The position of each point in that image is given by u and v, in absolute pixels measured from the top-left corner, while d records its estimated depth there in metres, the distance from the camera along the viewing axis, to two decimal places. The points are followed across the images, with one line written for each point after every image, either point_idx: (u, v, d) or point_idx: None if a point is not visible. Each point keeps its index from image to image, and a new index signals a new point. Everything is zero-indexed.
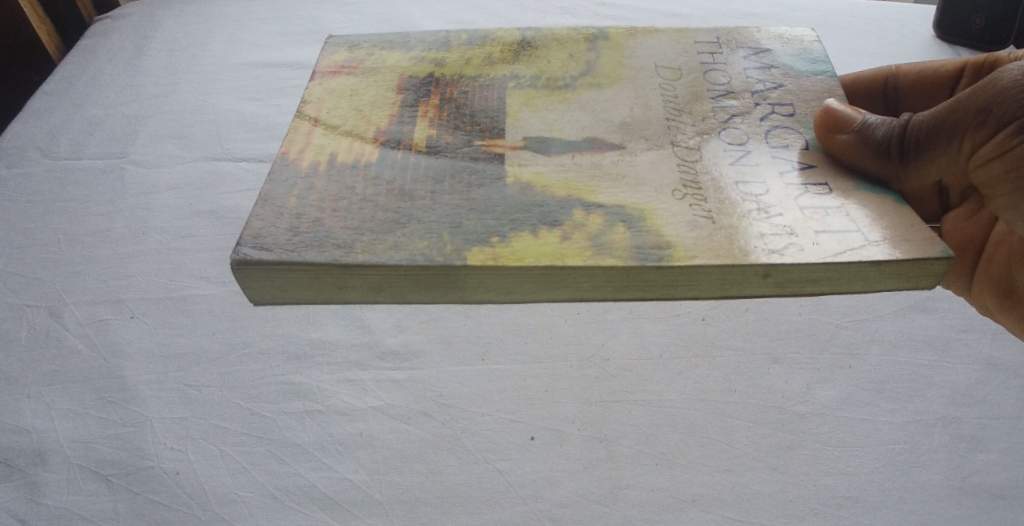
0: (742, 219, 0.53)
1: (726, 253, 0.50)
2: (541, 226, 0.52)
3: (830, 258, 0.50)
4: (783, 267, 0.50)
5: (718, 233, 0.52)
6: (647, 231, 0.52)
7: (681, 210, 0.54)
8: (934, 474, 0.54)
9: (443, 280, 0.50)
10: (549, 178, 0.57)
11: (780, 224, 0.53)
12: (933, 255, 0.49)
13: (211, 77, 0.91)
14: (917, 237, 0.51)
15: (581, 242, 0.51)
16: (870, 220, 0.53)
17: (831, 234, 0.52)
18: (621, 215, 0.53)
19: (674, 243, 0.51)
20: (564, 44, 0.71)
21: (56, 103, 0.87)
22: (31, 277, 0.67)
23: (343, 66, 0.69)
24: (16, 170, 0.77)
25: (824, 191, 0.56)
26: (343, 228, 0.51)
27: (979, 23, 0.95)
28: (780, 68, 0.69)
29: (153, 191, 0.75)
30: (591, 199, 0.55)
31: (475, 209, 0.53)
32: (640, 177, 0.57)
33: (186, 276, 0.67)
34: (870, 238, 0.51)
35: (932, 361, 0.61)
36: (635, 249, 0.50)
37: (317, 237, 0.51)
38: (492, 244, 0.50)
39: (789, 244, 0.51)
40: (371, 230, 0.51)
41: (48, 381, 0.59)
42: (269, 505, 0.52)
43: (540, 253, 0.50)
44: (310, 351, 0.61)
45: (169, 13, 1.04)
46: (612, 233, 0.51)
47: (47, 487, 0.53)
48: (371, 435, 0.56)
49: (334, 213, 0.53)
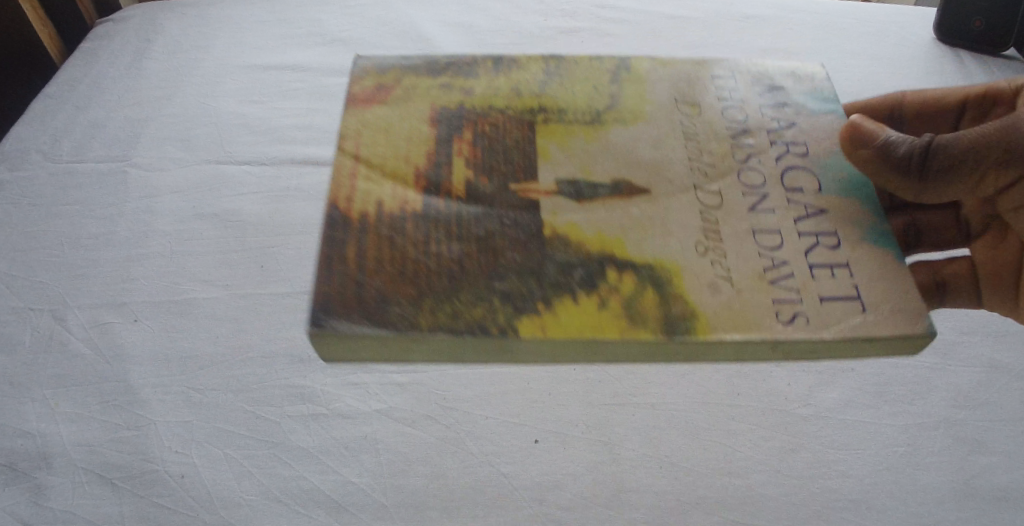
0: (753, 281, 0.51)
1: (763, 332, 0.48)
2: (549, 288, 0.50)
3: (832, 334, 0.48)
4: (789, 340, 0.48)
5: (756, 304, 0.50)
6: (662, 296, 0.50)
7: (710, 278, 0.52)
8: (936, 476, 0.54)
9: (449, 346, 0.48)
10: (556, 232, 0.55)
11: (787, 286, 0.51)
12: (911, 332, 0.48)
13: (213, 80, 0.91)
14: (909, 306, 0.50)
15: (595, 311, 0.49)
16: (871, 284, 0.52)
17: (831, 306, 0.50)
18: (645, 280, 0.51)
19: (686, 312, 0.49)
20: (586, 75, 0.69)
21: (59, 105, 0.87)
22: (35, 281, 0.67)
23: (372, 94, 0.65)
24: (19, 173, 0.77)
25: (831, 243, 0.54)
26: (350, 278, 0.49)
27: (979, 25, 0.96)
28: (794, 107, 0.67)
29: (156, 195, 0.75)
30: (605, 259, 0.53)
31: (481, 261, 0.51)
32: (654, 230, 0.55)
33: (189, 280, 0.67)
34: (868, 307, 0.50)
35: (934, 364, 0.61)
36: (646, 317, 0.48)
37: (322, 289, 0.48)
38: (496, 311, 0.48)
39: (794, 314, 0.50)
40: (379, 288, 0.49)
41: (52, 385, 0.59)
42: (274, 509, 0.52)
43: (548, 324, 0.48)
44: (314, 354, 0.61)
45: (171, 15, 1.04)
46: (627, 299, 0.50)
47: (53, 490, 0.53)
48: (376, 439, 0.56)
49: (342, 261, 0.50)
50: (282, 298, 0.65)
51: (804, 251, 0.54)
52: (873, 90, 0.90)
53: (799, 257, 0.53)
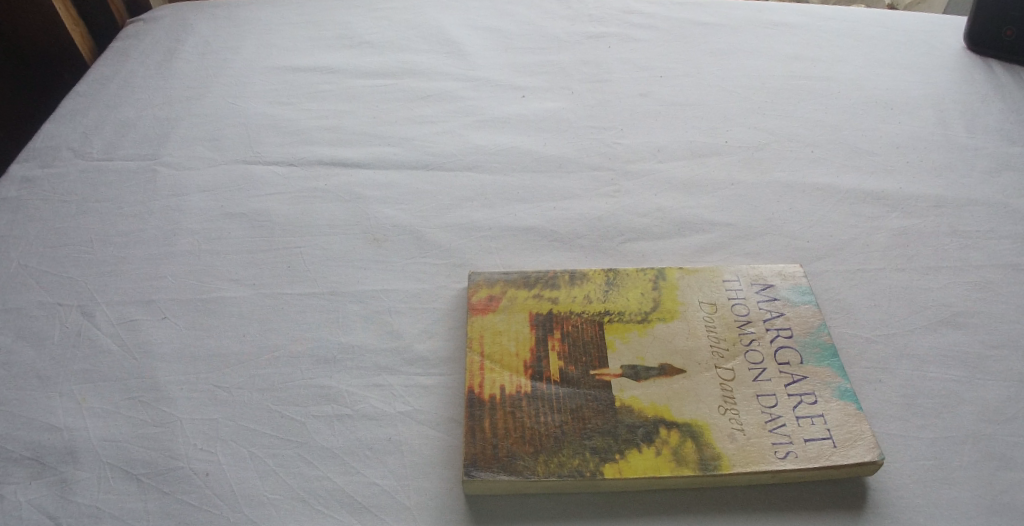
0: (745, 419, 0.54)
1: (757, 467, 0.52)
2: (557, 450, 0.53)
3: (809, 464, 0.52)
4: (775, 470, 0.52)
5: (754, 443, 0.53)
6: (664, 486, 0.53)
7: (706, 405, 0.55)
8: (965, 491, 0.53)
9: (485, 486, 0.52)
10: (567, 370, 0.57)
11: (770, 419, 0.54)
12: (863, 460, 0.52)
13: (241, 81, 0.92)
14: (867, 442, 0.53)
15: (609, 473, 0.51)
16: (844, 412, 0.55)
17: (807, 435, 0.53)
18: (654, 422, 0.54)
19: (695, 452, 0.52)
20: None
21: (90, 103, 0.88)
22: (65, 277, 0.67)
23: None
24: (50, 169, 0.78)
25: (795, 377, 0.57)
26: (381, 477, 0.54)
27: (1011, 34, 0.95)
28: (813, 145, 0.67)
29: (185, 194, 0.76)
30: (614, 400, 0.55)
31: (496, 430, 0.54)
32: (662, 364, 0.58)
33: (217, 279, 0.67)
34: (837, 441, 0.53)
35: (963, 377, 0.60)
36: (663, 465, 0.52)
37: (351, 500, 0.53)
38: (523, 457, 0.52)
39: (779, 447, 0.53)
40: (410, 474, 0.54)
41: (79, 379, 0.60)
42: (297, 509, 0.52)
43: (568, 463, 0.52)
44: (339, 355, 0.61)
45: (201, 16, 1.05)
46: (632, 456, 0.52)
47: (78, 485, 0.53)
48: (399, 440, 0.56)
49: (374, 454, 0.55)
50: (309, 298, 0.66)
51: (794, 382, 0.57)
52: (903, 99, 0.90)
53: (783, 385, 0.56)
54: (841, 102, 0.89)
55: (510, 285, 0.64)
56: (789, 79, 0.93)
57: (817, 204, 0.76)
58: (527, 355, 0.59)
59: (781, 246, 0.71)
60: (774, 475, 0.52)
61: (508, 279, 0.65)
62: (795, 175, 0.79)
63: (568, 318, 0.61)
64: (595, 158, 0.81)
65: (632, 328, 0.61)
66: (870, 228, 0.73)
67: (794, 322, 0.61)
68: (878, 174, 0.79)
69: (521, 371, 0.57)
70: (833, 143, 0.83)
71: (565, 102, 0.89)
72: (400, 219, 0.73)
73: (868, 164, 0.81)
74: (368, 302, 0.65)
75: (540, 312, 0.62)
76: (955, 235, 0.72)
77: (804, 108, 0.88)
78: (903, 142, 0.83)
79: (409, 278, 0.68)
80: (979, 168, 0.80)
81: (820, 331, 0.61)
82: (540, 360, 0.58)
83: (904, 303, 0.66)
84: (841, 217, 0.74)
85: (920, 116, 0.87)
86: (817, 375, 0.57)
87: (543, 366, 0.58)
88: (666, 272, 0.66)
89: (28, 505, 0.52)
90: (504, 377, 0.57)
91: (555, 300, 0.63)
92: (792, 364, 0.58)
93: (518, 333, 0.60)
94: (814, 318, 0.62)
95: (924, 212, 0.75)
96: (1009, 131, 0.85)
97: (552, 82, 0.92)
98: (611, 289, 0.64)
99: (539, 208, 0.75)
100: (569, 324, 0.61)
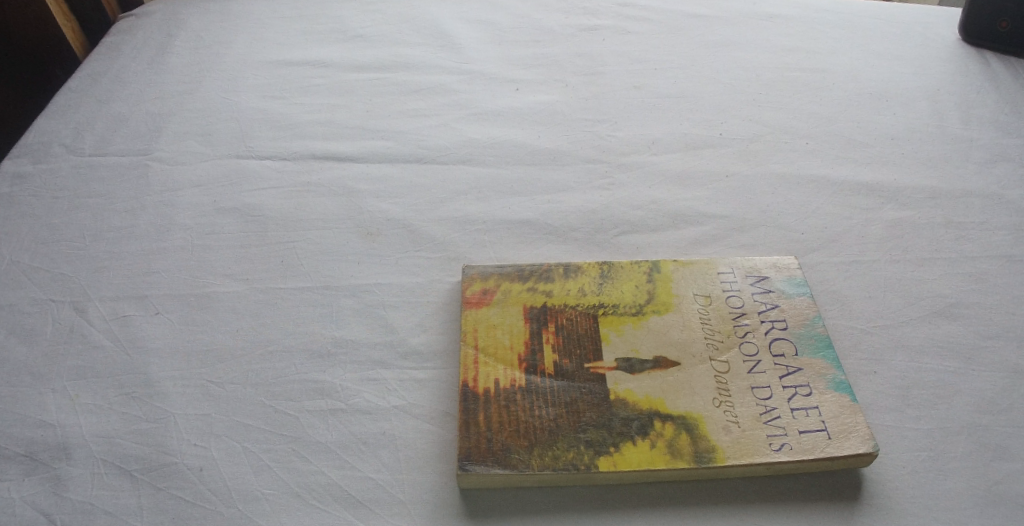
0: (740, 411, 0.54)
1: (752, 460, 0.51)
2: (552, 444, 0.52)
3: (802, 456, 0.52)
4: (770, 462, 0.51)
5: (749, 436, 0.53)
6: (660, 481, 0.53)
7: (700, 398, 0.55)
8: (959, 481, 0.53)
9: (481, 481, 0.52)
10: (561, 364, 0.57)
11: (765, 411, 0.54)
12: (858, 452, 0.52)
13: (234, 75, 0.91)
14: (860, 434, 0.53)
15: (603, 466, 0.51)
16: (837, 405, 0.54)
17: (802, 427, 0.53)
18: (649, 414, 0.54)
19: (691, 446, 0.52)
20: None
21: (81, 99, 0.87)
22: (57, 273, 0.67)
23: None
24: (41, 166, 0.78)
25: (789, 371, 0.57)
26: (376, 471, 0.54)
27: (1006, 26, 0.95)
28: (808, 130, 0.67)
29: (177, 189, 0.75)
30: (609, 392, 0.55)
31: (490, 423, 0.53)
32: (657, 357, 0.58)
33: (210, 274, 0.67)
34: (831, 433, 0.53)
35: (957, 368, 0.60)
36: (660, 460, 0.51)
37: (346, 494, 0.53)
38: (518, 450, 0.52)
39: (774, 440, 0.52)
40: (404, 468, 0.54)
41: (72, 375, 0.59)
42: (291, 504, 0.52)
43: (564, 458, 0.52)
44: (332, 349, 0.61)
45: (192, 11, 1.05)
46: (627, 448, 0.52)
47: (72, 481, 0.53)
48: (393, 434, 0.56)
49: (368, 448, 0.55)
50: (303, 292, 0.65)
51: (788, 375, 0.57)
52: (898, 91, 0.89)
53: (777, 377, 0.56)
54: (835, 93, 0.89)
55: (505, 278, 0.64)
56: (784, 71, 0.93)
57: (812, 195, 0.76)
58: (522, 348, 0.58)
59: (776, 237, 0.71)
60: (769, 467, 0.52)
61: (503, 271, 0.65)
62: (790, 167, 0.79)
63: (563, 311, 0.61)
64: (590, 151, 0.80)
65: (627, 321, 0.60)
66: (865, 219, 0.73)
67: (789, 313, 0.61)
68: (873, 165, 0.79)
69: (515, 364, 0.57)
70: (828, 135, 0.83)
71: (560, 95, 0.88)
72: (394, 213, 0.73)
73: (862, 155, 0.80)
74: (362, 296, 0.65)
75: (535, 305, 0.62)
76: (949, 227, 0.72)
77: (800, 100, 0.88)
78: (898, 133, 0.83)
79: (403, 272, 0.67)
80: (974, 160, 0.80)
81: (815, 323, 0.61)
82: (534, 354, 0.58)
83: (899, 295, 0.66)
84: (835, 208, 0.74)
85: (915, 108, 0.87)
86: (812, 367, 0.57)
87: (537, 359, 0.58)
88: (661, 265, 0.65)
89: (21, 502, 0.52)
90: (499, 371, 0.57)
91: (549, 293, 0.63)
92: (788, 356, 0.58)
93: (512, 326, 0.60)
94: (809, 310, 0.62)
95: (919, 204, 0.75)
96: (1005, 122, 0.85)
97: (546, 75, 0.92)
98: (605, 282, 0.64)
99: (534, 201, 0.74)
100: (564, 317, 0.61)
